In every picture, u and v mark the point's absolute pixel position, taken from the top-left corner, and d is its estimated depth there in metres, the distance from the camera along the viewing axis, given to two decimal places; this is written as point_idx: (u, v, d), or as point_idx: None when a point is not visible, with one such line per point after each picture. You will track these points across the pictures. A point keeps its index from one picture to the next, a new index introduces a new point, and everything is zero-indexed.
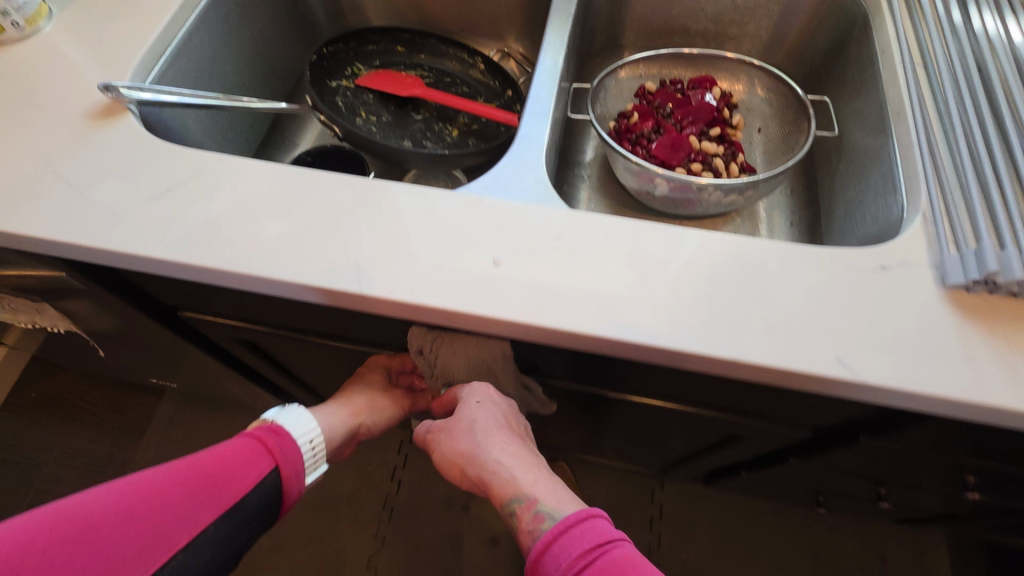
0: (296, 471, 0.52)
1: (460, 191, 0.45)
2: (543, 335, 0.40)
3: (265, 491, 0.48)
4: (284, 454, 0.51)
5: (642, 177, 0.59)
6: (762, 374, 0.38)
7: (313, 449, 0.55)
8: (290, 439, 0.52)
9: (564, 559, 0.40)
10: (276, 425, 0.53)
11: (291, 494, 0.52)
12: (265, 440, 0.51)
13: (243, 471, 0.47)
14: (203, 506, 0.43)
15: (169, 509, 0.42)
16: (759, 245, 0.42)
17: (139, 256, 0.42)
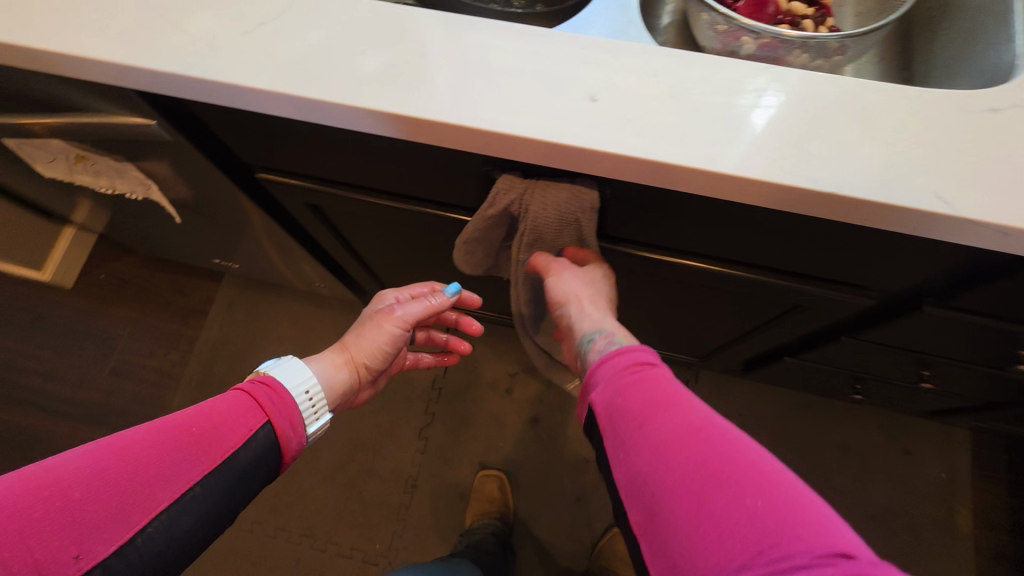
0: (298, 424, 0.49)
1: (559, 32, 0.46)
2: (643, 169, 0.42)
3: (259, 445, 0.46)
4: (278, 410, 0.48)
5: (726, 35, 0.56)
6: (856, 209, 0.40)
7: (313, 403, 0.52)
8: (284, 391, 0.49)
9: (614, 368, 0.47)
10: (268, 379, 0.49)
11: (291, 447, 0.49)
12: (256, 395, 0.47)
13: (230, 427, 0.44)
14: (187, 463, 0.41)
15: (154, 467, 0.39)
16: (860, 87, 0.43)
17: (250, 87, 0.44)
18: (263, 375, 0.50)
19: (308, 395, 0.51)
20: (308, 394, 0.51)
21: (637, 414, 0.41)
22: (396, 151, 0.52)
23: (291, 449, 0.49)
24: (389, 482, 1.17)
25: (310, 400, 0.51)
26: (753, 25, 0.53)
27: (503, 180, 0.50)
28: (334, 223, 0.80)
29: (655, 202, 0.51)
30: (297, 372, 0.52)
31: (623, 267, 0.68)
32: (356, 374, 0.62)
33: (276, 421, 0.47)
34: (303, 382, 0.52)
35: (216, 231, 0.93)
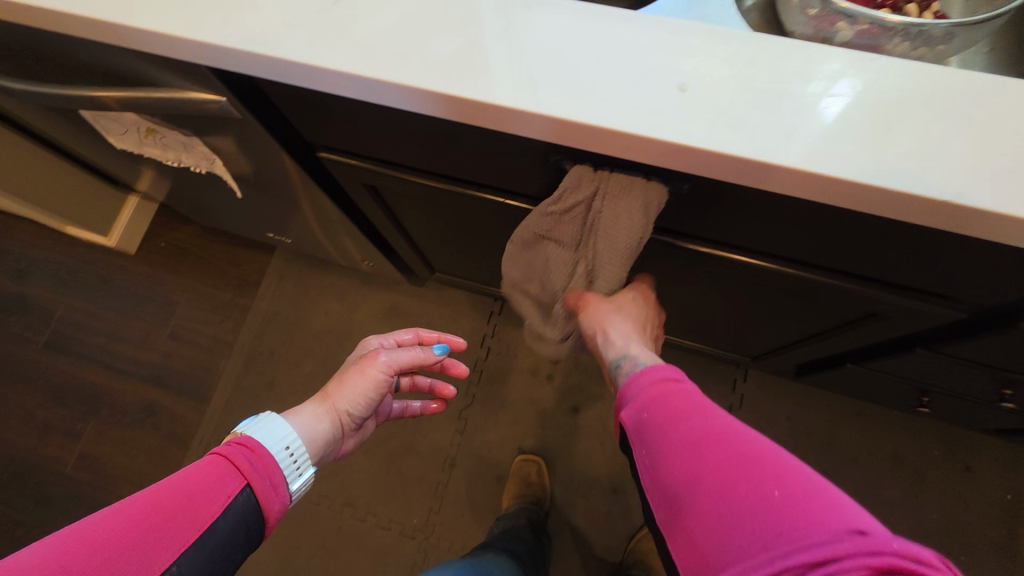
0: (279, 484, 0.44)
1: (641, 13, 0.43)
2: (728, 164, 0.40)
3: (240, 517, 0.41)
4: (261, 472, 0.43)
5: (821, 20, 0.52)
6: (962, 216, 0.37)
7: (295, 461, 0.46)
8: (264, 450, 0.44)
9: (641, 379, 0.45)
10: (247, 438, 0.44)
11: (274, 511, 0.44)
12: (233, 458, 0.43)
13: (208, 500, 0.40)
14: (165, 545, 0.37)
15: (125, 556, 0.35)
16: (975, 81, 0.39)
17: (322, 66, 0.43)
18: (240, 435, 0.45)
19: (288, 451, 0.46)
20: (288, 449, 0.46)
21: (664, 428, 0.40)
22: (463, 136, 0.51)
23: (274, 512, 0.44)
24: (428, 460, 1.18)
25: (292, 457, 0.46)
26: (852, 9, 0.49)
27: (578, 169, 0.48)
28: (389, 204, 0.79)
29: (734, 198, 0.48)
30: (279, 427, 0.47)
31: (685, 262, 0.65)
32: (339, 427, 0.55)
33: (257, 484, 0.43)
34: (284, 437, 0.47)
35: (272, 206, 0.95)
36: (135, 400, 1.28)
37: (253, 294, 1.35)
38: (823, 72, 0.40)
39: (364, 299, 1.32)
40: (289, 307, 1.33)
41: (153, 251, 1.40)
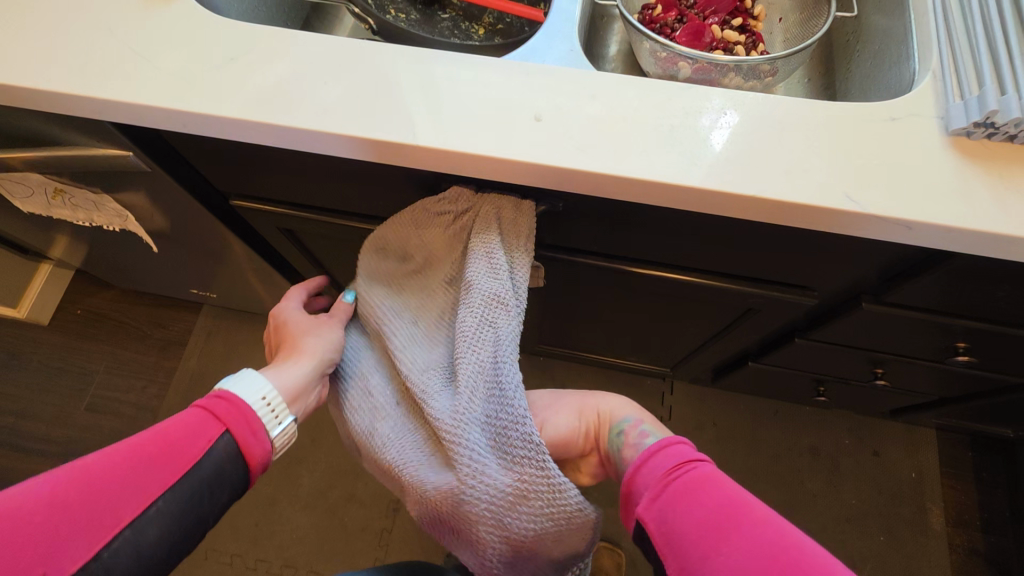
0: (259, 429, 0.48)
1: (505, 61, 0.50)
2: (584, 180, 0.46)
3: (220, 458, 0.46)
4: (243, 420, 0.47)
5: (666, 61, 0.61)
6: (776, 210, 0.44)
7: (273, 409, 0.49)
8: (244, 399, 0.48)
9: (658, 471, 0.46)
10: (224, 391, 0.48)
11: (256, 454, 0.48)
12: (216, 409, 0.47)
13: (182, 445, 0.44)
14: (128, 498, 0.41)
15: (92, 501, 0.40)
16: (777, 101, 0.47)
17: (219, 115, 0.47)
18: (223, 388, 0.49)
19: (267, 401, 0.49)
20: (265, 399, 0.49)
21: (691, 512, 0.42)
22: (362, 173, 0.56)
23: (259, 455, 0.48)
24: (371, 506, 1.16)
25: (270, 406, 0.49)
26: (687, 52, 0.58)
27: (458, 190, 0.54)
28: (308, 247, 0.82)
29: (605, 211, 0.54)
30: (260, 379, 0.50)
31: (585, 278, 0.71)
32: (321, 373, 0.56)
33: (236, 429, 0.47)
34: (262, 387, 0.49)
35: (192, 260, 0.95)
36: None
37: (178, 355, 1.31)
38: (710, 107, 0.47)
39: None
40: (218, 365, 1.30)
41: (69, 320, 1.35)
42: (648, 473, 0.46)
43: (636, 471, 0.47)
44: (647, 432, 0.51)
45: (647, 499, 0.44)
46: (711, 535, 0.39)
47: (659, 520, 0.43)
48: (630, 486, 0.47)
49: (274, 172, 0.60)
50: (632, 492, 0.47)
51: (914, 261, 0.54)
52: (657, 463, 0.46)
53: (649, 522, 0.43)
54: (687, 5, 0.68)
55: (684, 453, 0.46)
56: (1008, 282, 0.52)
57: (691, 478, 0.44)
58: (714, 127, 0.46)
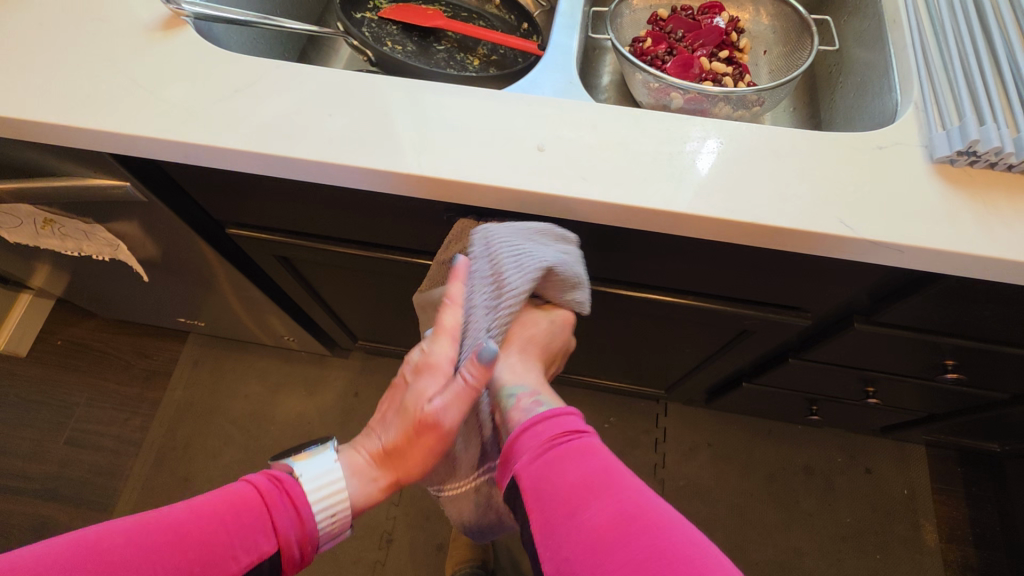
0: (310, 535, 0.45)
1: (506, 93, 0.52)
2: (587, 207, 0.47)
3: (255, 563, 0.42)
4: (294, 520, 0.44)
5: (658, 92, 0.63)
6: (773, 236, 0.46)
7: (335, 518, 0.47)
8: (302, 493, 0.45)
9: (539, 437, 0.47)
10: (298, 493, 0.45)
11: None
12: (275, 501, 0.44)
13: (224, 544, 0.41)
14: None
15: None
16: (770, 131, 0.49)
17: (221, 146, 0.48)
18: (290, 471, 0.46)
19: (331, 504, 0.46)
20: (330, 501, 0.47)
21: (569, 492, 0.43)
22: (363, 201, 0.56)
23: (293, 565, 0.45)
24: (364, 538, 1.13)
25: (333, 517, 0.47)
26: (680, 83, 0.60)
27: (463, 222, 0.53)
28: (302, 274, 0.82)
29: (604, 237, 0.55)
30: (330, 471, 0.47)
31: None
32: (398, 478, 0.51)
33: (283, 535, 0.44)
34: (333, 493, 0.47)
35: (182, 289, 0.94)
36: (25, 518, 1.15)
37: (163, 386, 1.28)
38: (705, 137, 0.49)
39: (286, 377, 1.29)
40: (205, 395, 1.27)
41: (49, 351, 1.31)
42: (530, 437, 0.47)
43: (516, 435, 0.48)
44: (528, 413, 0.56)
45: (525, 459, 0.46)
46: (584, 499, 0.42)
47: (535, 478, 0.45)
48: (512, 447, 0.48)
49: (274, 201, 0.60)
50: (512, 453, 0.48)
51: (903, 282, 0.55)
52: (543, 429, 0.47)
53: (524, 481, 0.45)
54: (676, 39, 0.70)
55: (572, 422, 0.48)
56: (995, 301, 0.54)
57: (570, 447, 0.46)
58: (699, 154, 0.48)
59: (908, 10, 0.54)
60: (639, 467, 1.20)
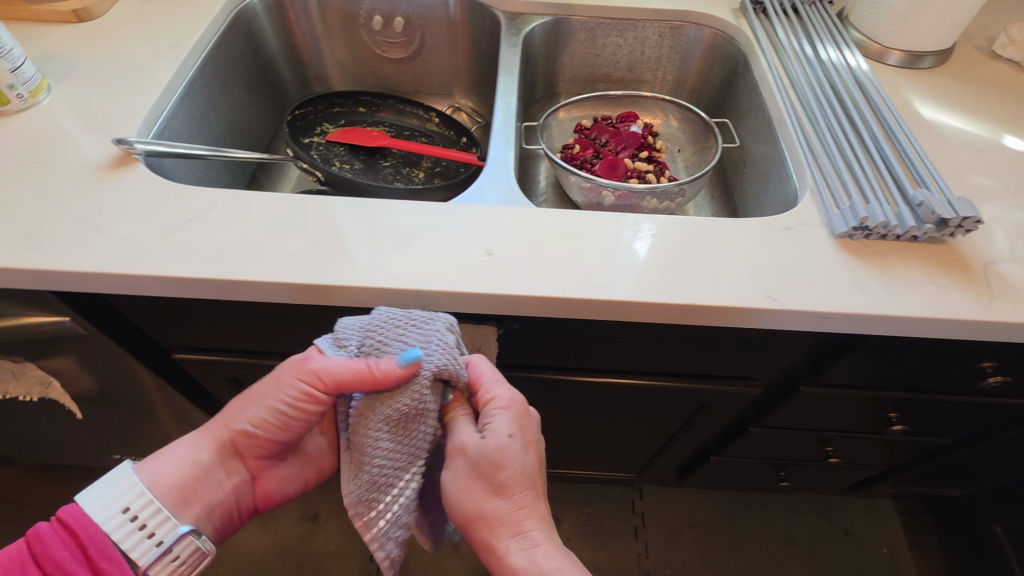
0: (109, 558, 0.44)
1: (451, 205, 0.55)
2: (538, 303, 0.49)
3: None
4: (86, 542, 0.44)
5: (591, 191, 0.69)
6: (711, 313, 0.49)
7: (138, 522, 0.46)
8: (84, 525, 0.44)
9: None
10: (73, 508, 0.45)
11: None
12: (55, 534, 0.43)
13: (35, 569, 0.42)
14: None
15: None
16: (696, 220, 0.54)
17: (173, 275, 0.48)
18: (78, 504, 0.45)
19: (134, 520, 0.45)
20: (127, 512, 0.46)
21: None
22: (319, 315, 0.57)
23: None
24: None
25: (134, 522, 0.45)
26: (609, 183, 0.66)
27: None
28: None
29: (560, 327, 0.57)
30: (120, 488, 0.46)
31: (543, 393, 0.72)
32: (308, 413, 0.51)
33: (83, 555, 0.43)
34: (122, 501, 0.46)
35: (119, 422, 0.87)
36: None
37: None
38: (637, 231, 0.54)
39: None
40: None
41: None
42: None
43: None
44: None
45: None
46: None
47: None
48: None
49: (226, 322, 0.59)
50: None
51: (834, 345, 0.60)
52: None
53: None
54: (601, 144, 0.79)
55: None
56: (918, 355, 0.59)
57: None
58: (660, 248, 0.52)
59: (789, 112, 0.63)
60: (622, 560, 1.14)
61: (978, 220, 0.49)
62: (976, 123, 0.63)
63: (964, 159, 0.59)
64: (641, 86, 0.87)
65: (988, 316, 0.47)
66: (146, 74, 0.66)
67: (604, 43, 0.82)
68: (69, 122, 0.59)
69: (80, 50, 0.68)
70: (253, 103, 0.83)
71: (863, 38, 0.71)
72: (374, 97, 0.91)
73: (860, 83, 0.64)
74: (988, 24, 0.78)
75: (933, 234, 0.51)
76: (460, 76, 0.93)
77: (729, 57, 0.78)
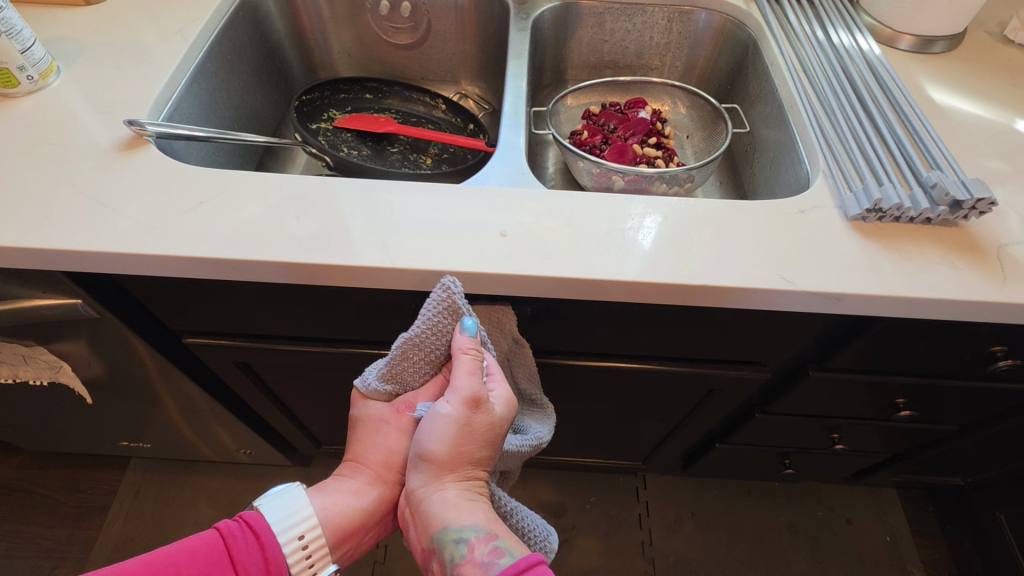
0: (276, 562, 0.48)
1: (462, 187, 0.55)
2: (551, 285, 0.50)
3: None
4: (258, 555, 0.48)
5: (601, 176, 0.69)
6: (725, 295, 0.49)
7: (304, 543, 0.51)
8: (265, 527, 0.49)
9: None
10: (253, 514, 0.50)
11: None
12: (237, 535, 0.48)
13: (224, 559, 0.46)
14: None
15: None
16: (709, 203, 0.54)
17: (187, 255, 0.48)
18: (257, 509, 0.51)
19: (300, 539, 0.51)
20: (297, 531, 0.51)
21: None
22: (330, 298, 0.57)
23: None
24: None
25: (301, 542, 0.51)
26: (619, 167, 0.66)
27: None
28: (262, 379, 0.78)
29: (572, 310, 0.57)
30: (294, 505, 0.52)
31: (551, 379, 0.72)
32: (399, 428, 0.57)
33: (252, 564, 0.47)
34: (297, 515, 0.52)
35: (127, 409, 0.87)
36: None
37: (99, 523, 1.14)
38: (650, 214, 0.53)
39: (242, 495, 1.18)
40: (147, 526, 1.14)
41: None
42: None
43: None
44: (501, 550, 0.42)
45: None
46: None
47: None
48: None
49: (237, 306, 0.59)
50: None
51: (844, 329, 0.60)
52: None
53: None
54: (609, 130, 0.78)
55: None
56: (928, 339, 0.59)
57: None
58: (668, 232, 0.52)
59: (801, 96, 0.63)
60: (626, 548, 1.15)
61: (993, 202, 0.49)
62: (988, 107, 0.63)
63: (977, 143, 0.59)
64: (649, 72, 0.87)
65: (1002, 297, 0.48)
66: (155, 57, 0.66)
67: (612, 27, 0.82)
68: (79, 104, 0.59)
69: (89, 33, 0.68)
70: (260, 89, 0.82)
71: (875, 23, 0.71)
72: (381, 83, 0.91)
73: (872, 67, 0.64)
74: (999, 9, 0.77)
75: (947, 216, 0.51)
76: (467, 63, 0.92)
77: (738, 42, 0.78)
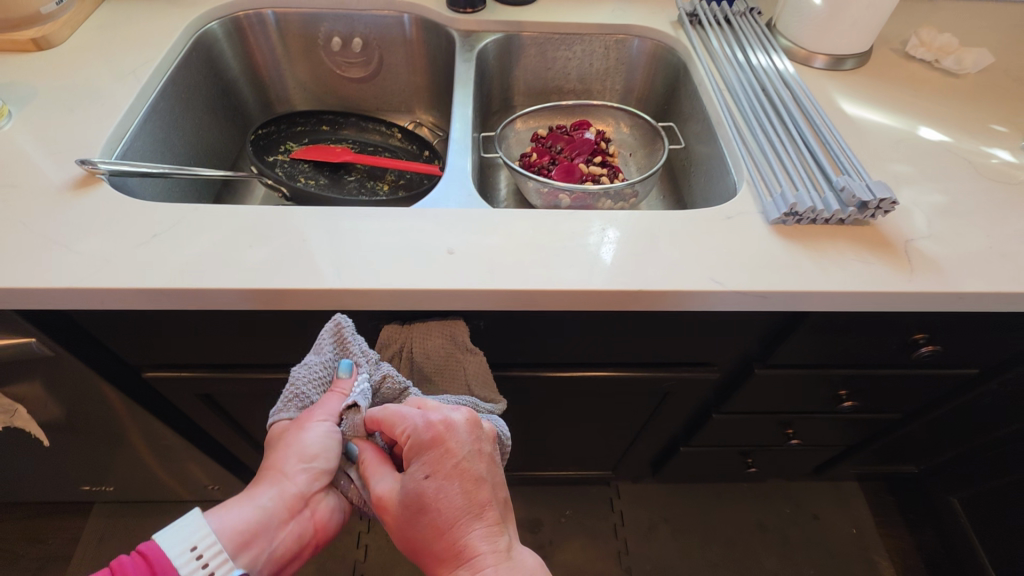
0: None
1: (411, 210, 0.58)
2: (498, 297, 0.52)
3: None
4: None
5: (549, 195, 0.72)
6: (661, 298, 0.52)
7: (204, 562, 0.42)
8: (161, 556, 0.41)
9: None
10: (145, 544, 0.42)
11: None
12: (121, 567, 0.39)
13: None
14: None
15: None
16: (643, 214, 0.58)
17: (140, 287, 0.49)
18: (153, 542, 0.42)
19: (199, 559, 0.42)
20: (194, 550, 0.42)
21: None
22: (287, 322, 0.58)
23: None
24: None
25: (200, 558, 0.42)
26: (564, 185, 0.70)
27: (389, 328, 0.57)
28: (226, 410, 0.78)
29: (523, 322, 0.60)
30: (192, 527, 0.43)
31: (513, 392, 0.75)
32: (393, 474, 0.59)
33: None
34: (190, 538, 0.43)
35: (86, 451, 0.86)
36: None
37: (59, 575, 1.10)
38: (589, 227, 0.57)
39: None
40: None
41: None
42: None
43: None
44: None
45: None
46: None
47: None
48: None
49: (195, 336, 0.60)
50: None
51: (780, 327, 0.64)
52: None
53: None
54: (556, 151, 0.82)
55: None
56: (856, 331, 0.63)
57: None
58: (605, 242, 0.55)
59: (725, 113, 0.68)
60: (603, 559, 1.16)
61: (894, 201, 0.54)
62: (894, 117, 0.69)
63: (885, 150, 0.65)
64: (592, 96, 0.92)
65: (910, 286, 0.52)
66: (107, 97, 0.67)
67: (554, 56, 0.87)
68: (31, 145, 0.60)
69: (40, 76, 0.69)
70: (215, 124, 0.84)
71: (791, 44, 0.77)
72: (336, 116, 0.94)
73: (787, 85, 0.69)
74: (902, 29, 0.85)
75: (856, 216, 0.56)
76: (420, 93, 0.96)
77: (670, 66, 0.84)
